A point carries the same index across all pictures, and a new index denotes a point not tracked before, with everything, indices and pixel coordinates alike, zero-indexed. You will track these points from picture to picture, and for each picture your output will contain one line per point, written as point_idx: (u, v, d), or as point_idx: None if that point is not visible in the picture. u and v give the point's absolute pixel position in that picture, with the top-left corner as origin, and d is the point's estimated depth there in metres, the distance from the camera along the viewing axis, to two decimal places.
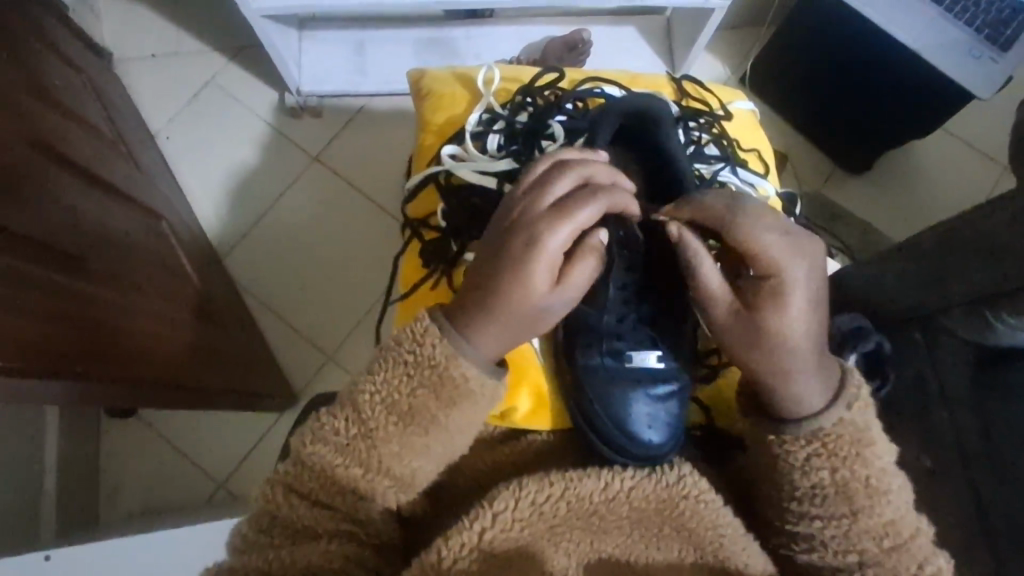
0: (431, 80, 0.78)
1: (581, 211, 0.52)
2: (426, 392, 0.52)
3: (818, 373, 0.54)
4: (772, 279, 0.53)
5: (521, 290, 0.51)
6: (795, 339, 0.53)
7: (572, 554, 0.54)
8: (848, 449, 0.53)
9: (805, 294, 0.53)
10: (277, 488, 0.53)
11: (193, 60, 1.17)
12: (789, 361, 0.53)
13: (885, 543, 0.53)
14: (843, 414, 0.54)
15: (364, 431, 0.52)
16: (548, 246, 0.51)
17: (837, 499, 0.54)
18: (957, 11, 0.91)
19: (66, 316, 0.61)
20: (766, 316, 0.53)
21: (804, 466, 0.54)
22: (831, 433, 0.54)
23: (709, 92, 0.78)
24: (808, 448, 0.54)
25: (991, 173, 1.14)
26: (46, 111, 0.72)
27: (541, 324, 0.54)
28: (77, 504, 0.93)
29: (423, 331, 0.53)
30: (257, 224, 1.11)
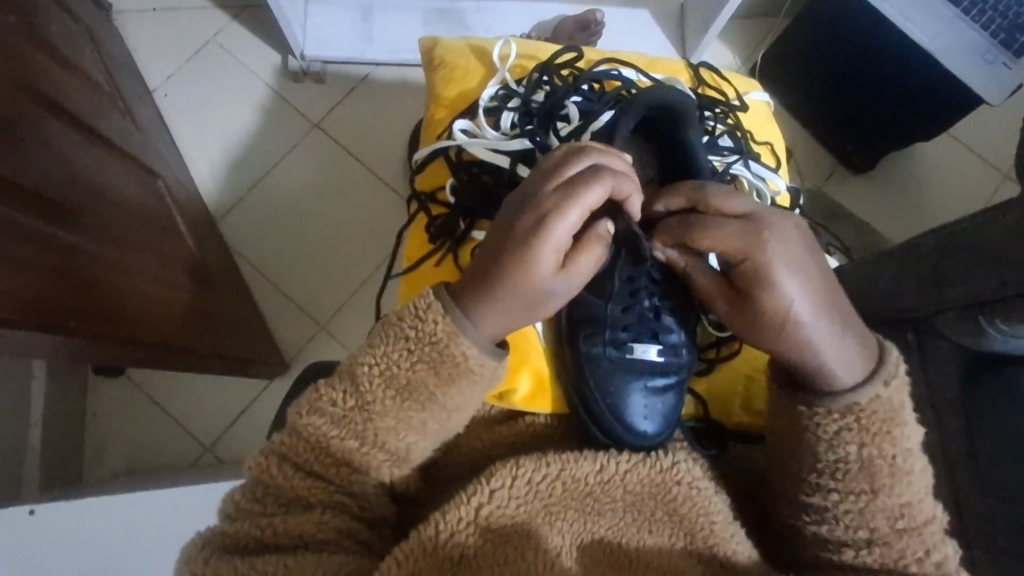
0: (444, 50, 0.76)
1: (592, 196, 0.51)
2: (424, 367, 0.52)
3: (838, 347, 0.53)
4: (749, 267, 0.53)
5: (524, 271, 0.51)
6: (793, 321, 0.52)
7: (566, 533, 0.54)
8: (878, 426, 0.53)
9: (793, 275, 0.52)
10: (270, 457, 0.52)
11: (195, 18, 1.14)
12: (795, 342, 0.53)
13: (898, 524, 0.53)
14: (879, 392, 0.54)
15: (361, 404, 0.52)
16: (556, 229, 0.50)
17: (859, 475, 0.54)
18: (974, 14, 0.89)
19: (56, 269, 0.60)
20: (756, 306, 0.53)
21: (832, 440, 0.54)
22: (865, 409, 0.54)
23: (727, 82, 0.77)
24: (839, 423, 0.54)
25: (992, 179, 1.14)
26: (43, 59, 0.70)
27: (541, 307, 0.54)
28: (61, 461, 0.92)
29: (426, 307, 0.52)
30: (254, 188, 1.09)
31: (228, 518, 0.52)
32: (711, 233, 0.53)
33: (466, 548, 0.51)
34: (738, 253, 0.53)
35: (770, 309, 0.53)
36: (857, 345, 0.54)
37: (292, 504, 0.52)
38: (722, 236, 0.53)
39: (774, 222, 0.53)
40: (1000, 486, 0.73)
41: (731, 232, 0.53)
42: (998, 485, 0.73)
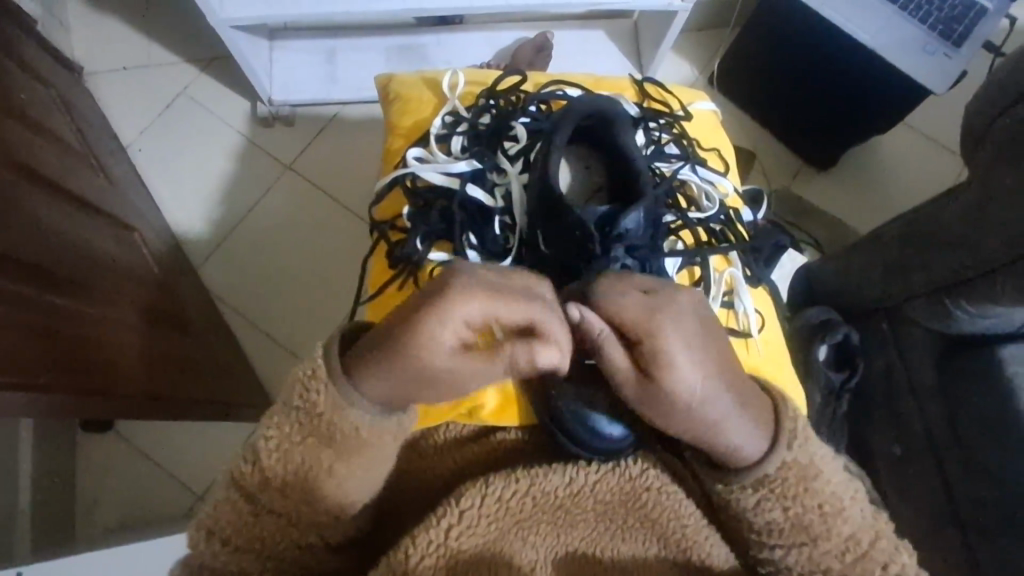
0: (398, 84, 0.79)
1: (512, 300, 0.47)
2: (315, 440, 0.51)
3: (751, 420, 0.52)
4: (648, 339, 0.48)
5: (414, 351, 0.46)
6: (706, 398, 0.49)
7: (539, 547, 0.55)
8: (797, 486, 0.53)
9: (695, 345, 0.49)
10: (248, 496, 0.52)
11: (165, 72, 1.17)
12: (714, 420, 0.50)
13: (848, 558, 0.53)
14: (785, 456, 0.53)
15: (266, 481, 0.52)
16: (452, 318, 0.46)
17: (794, 530, 0.54)
18: (911, 10, 0.94)
19: (36, 328, 0.61)
20: (668, 392, 0.49)
21: (757, 510, 0.55)
22: (775, 478, 0.53)
23: (671, 93, 0.80)
24: (758, 495, 0.54)
25: (952, 164, 1.17)
26: (14, 126, 0.72)
27: (433, 389, 0.49)
28: (53, 521, 0.92)
29: (312, 375, 0.50)
30: (231, 232, 1.11)
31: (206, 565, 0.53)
32: (617, 309, 0.48)
33: (433, 572, 0.52)
34: (635, 327, 0.48)
35: (679, 394, 0.49)
36: (765, 411, 0.53)
37: (264, 539, 0.53)
38: (622, 304, 0.49)
39: (670, 299, 0.49)
40: (980, 469, 0.73)
41: (622, 301, 0.49)
42: (980, 468, 0.73)
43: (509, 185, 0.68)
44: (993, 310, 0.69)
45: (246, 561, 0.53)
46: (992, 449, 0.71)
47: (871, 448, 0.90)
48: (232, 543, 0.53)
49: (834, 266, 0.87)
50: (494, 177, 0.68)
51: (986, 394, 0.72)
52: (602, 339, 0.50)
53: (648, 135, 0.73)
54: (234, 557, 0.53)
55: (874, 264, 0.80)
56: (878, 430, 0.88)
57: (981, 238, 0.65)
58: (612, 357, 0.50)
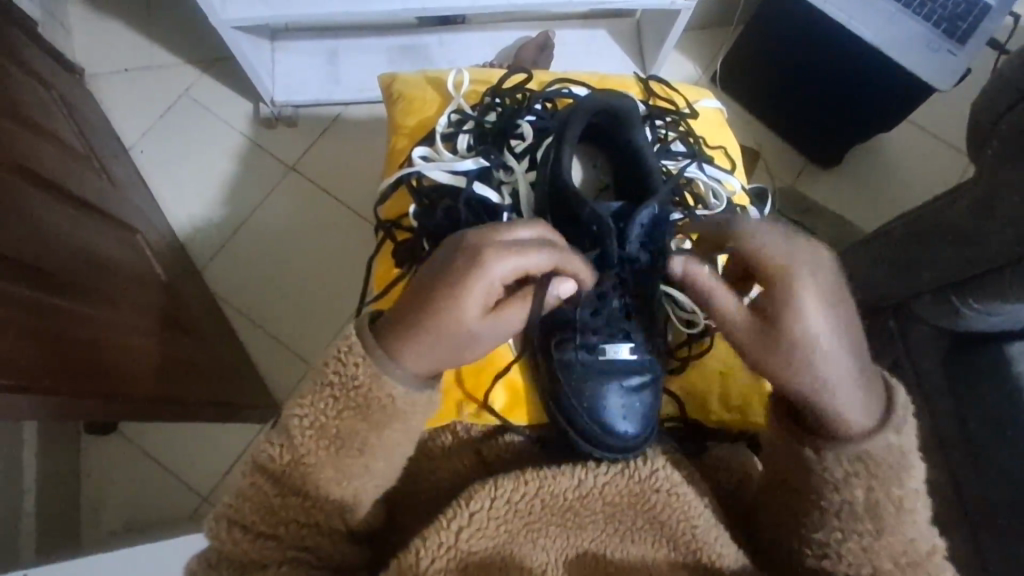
0: (401, 84, 0.79)
1: (538, 253, 0.52)
2: (352, 413, 0.52)
3: (861, 383, 0.51)
4: (774, 282, 0.50)
5: (452, 313, 0.51)
6: (822, 347, 0.50)
7: (549, 550, 0.55)
8: (886, 471, 0.51)
9: (816, 300, 0.50)
10: (254, 495, 0.52)
11: (167, 74, 1.17)
12: (812, 376, 0.50)
13: (903, 560, 0.51)
14: (892, 441, 0.51)
15: (296, 458, 0.52)
16: (489, 278, 0.50)
17: (864, 514, 0.52)
18: (915, 7, 0.94)
19: (40, 329, 0.60)
20: (787, 330, 0.50)
21: (838, 481, 0.52)
22: (874, 455, 0.51)
23: (677, 92, 0.80)
24: (848, 468, 0.52)
25: (956, 162, 1.17)
26: (16, 127, 0.72)
27: (468, 351, 0.54)
28: (57, 524, 0.91)
29: (348, 351, 0.52)
30: (234, 234, 1.10)
31: (224, 556, 0.52)
32: (749, 246, 0.51)
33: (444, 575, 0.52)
34: (768, 265, 0.51)
35: (803, 333, 0.50)
36: (877, 389, 0.52)
37: (292, 523, 0.53)
38: (779, 250, 0.51)
39: (815, 257, 0.51)
40: (990, 467, 0.72)
41: (768, 241, 0.51)
42: (990, 466, 0.72)
43: (516, 183, 0.68)
44: (1001, 307, 0.68)
45: (267, 550, 0.52)
46: (1003, 448, 0.71)
47: None
48: (255, 530, 0.53)
49: (840, 264, 0.87)
50: (500, 175, 0.68)
51: (996, 392, 0.72)
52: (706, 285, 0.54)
53: (654, 133, 0.73)
54: (256, 545, 0.52)
55: (880, 262, 0.80)
56: None
57: (989, 234, 0.65)
58: (719, 301, 0.54)
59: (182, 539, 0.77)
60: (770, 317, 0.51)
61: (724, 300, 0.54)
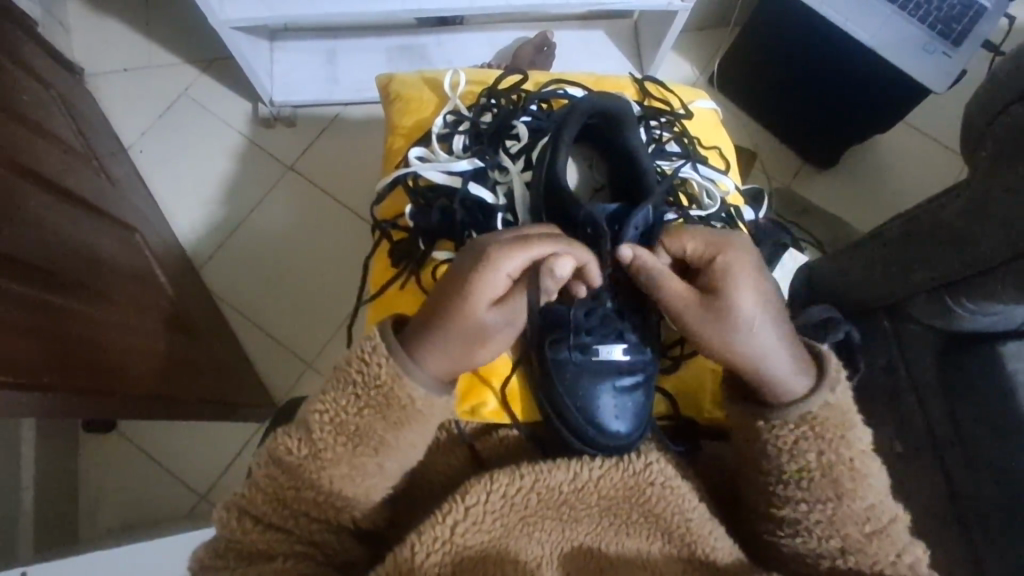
0: (398, 84, 0.79)
1: (543, 246, 0.54)
2: (372, 412, 0.53)
3: (792, 349, 0.57)
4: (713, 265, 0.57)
5: (461, 305, 0.53)
6: (758, 313, 0.56)
7: (545, 542, 0.57)
8: (833, 431, 0.56)
9: (752, 278, 0.57)
10: (264, 486, 0.54)
11: (166, 74, 1.17)
12: (757, 349, 0.55)
13: (867, 528, 0.55)
14: (829, 398, 0.56)
15: (313, 452, 0.53)
16: (496, 268, 0.53)
17: (824, 482, 0.56)
18: (911, 9, 0.94)
19: (39, 327, 0.61)
20: (729, 299, 0.56)
21: (791, 449, 0.56)
22: (818, 416, 0.56)
23: (671, 92, 0.80)
24: (797, 432, 0.56)
25: (952, 164, 1.17)
26: (15, 127, 0.72)
27: (477, 350, 0.55)
28: (56, 522, 0.92)
29: (370, 351, 0.53)
30: (233, 233, 1.11)
31: (232, 544, 0.54)
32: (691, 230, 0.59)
33: (439, 570, 0.53)
34: (710, 244, 0.58)
35: (745, 302, 0.56)
36: (805, 356, 0.58)
37: (302, 517, 0.55)
38: (714, 236, 0.58)
39: (744, 241, 0.59)
40: (982, 466, 0.73)
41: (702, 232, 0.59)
42: (982, 465, 0.73)
43: (510, 183, 0.68)
44: (994, 308, 0.69)
45: (276, 541, 0.54)
46: (995, 446, 0.71)
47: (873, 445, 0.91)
48: (264, 520, 0.54)
49: (836, 264, 0.87)
50: (495, 175, 0.69)
51: (988, 391, 0.72)
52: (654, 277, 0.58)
53: (649, 133, 0.73)
54: (264, 536, 0.54)
55: (874, 263, 0.80)
56: (880, 428, 0.88)
57: (981, 236, 0.66)
58: (665, 292, 0.58)
59: (181, 537, 0.77)
60: (716, 297, 0.57)
61: (672, 280, 0.58)
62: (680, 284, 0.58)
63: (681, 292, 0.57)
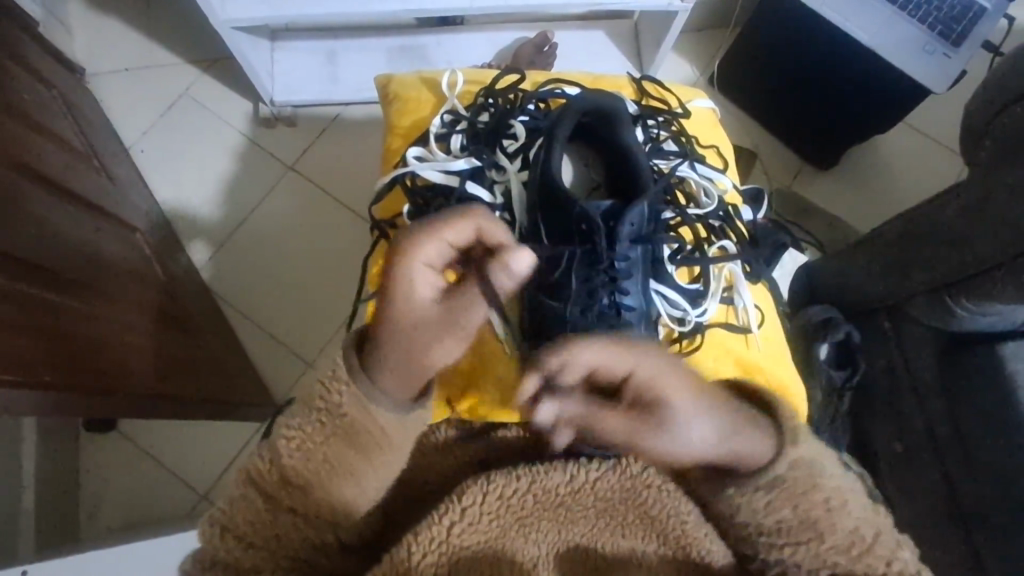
0: (398, 85, 0.80)
1: (457, 228, 0.50)
2: (338, 438, 0.53)
3: (745, 437, 0.51)
4: (631, 381, 0.47)
5: (388, 313, 0.49)
6: (706, 433, 0.48)
7: (541, 543, 0.57)
8: (819, 482, 0.54)
9: (674, 397, 0.46)
10: (242, 507, 0.53)
11: (167, 74, 1.17)
12: (712, 446, 0.49)
13: (854, 552, 0.52)
14: (815, 449, 0.55)
15: (284, 479, 0.53)
16: (407, 262, 0.48)
17: None
18: (910, 10, 0.94)
19: (38, 327, 0.61)
20: (674, 439, 0.47)
21: (762, 512, 0.53)
22: (796, 475, 0.54)
23: (670, 92, 0.80)
24: (765, 496, 0.52)
25: (953, 166, 1.17)
26: (17, 127, 0.72)
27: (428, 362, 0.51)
28: (57, 522, 0.92)
29: (333, 377, 0.52)
30: (233, 233, 1.11)
31: (217, 561, 0.53)
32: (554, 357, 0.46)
33: (435, 569, 0.53)
34: (605, 369, 0.46)
35: (690, 433, 0.47)
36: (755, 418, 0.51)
37: (277, 537, 0.54)
38: (614, 360, 0.46)
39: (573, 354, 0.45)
40: (983, 467, 0.73)
41: (600, 354, 0.46)
42: (982, 465, 0.73)
43: (508, 182, 0.69)
44: (993, 308, 0.69)
45: (257, 560, 0.53)
46: (995, 446, 0.71)
47: (873, 445, 0.90)
48: (247, 540, 0.53)
49: (836, 265, 0.87)
50: (493, 174, 0.69)
51: (988, 392, 0.72)
52: (586, 418, 0.47)
53: (646, 132, 0.73)
54: (248, 554, 0.53)
55: (874, 263, 0.80)
56: (881, 428, 0.88)
57: (980, 237, 0.66)
58: (601, 429, 0.47)
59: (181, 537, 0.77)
60: (658, 425, 0.47)
61: (614, 431, 0.47)
62: (625, 431, 0.47)
63: (627, 441, 0.47)
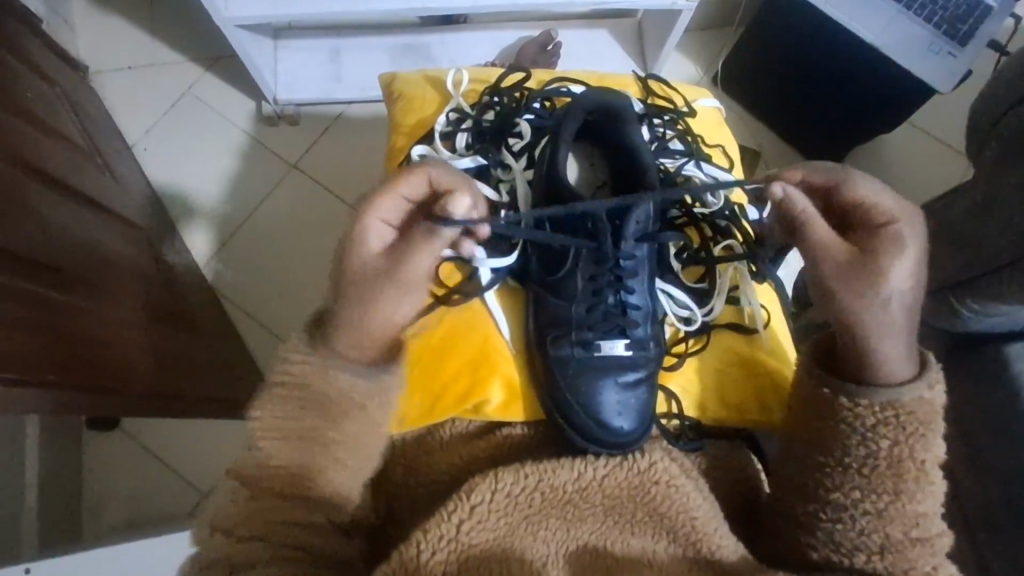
0: (402, 83, 0.80)
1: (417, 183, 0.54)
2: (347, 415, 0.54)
3: (908, 339, 0.54)
4: (883, 229, 0.53)
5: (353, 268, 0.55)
6: (895, 295, 0.53)
7: (549, 542, 0.56)
8: (916, 425, 0.53)
9: (909, 253, 0.53)
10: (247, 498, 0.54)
11: (171, 72, 1.17)
12: (886, 316, 0.53)
13: (913, 532, 0.53)
14: (924, 393, 0.54)
15: (288, 466, 0.53)
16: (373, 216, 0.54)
17: (886, 472, 0.53)
18: (916, 8, 0.94)
19: (42, 324, 0.61)
20: (879, 270, 0.53)
21: (867, 431, 0.54)
22: (907, 407, 0.54)
23: (674, 90, 0.80)
24: (879, 416, 0.54)
25: (958, 164, 1.17)
26: (21, 125, 0.72)
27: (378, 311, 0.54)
28: (60, 520, 0.92)
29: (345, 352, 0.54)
30: (237, 231, 1.11)
31: None
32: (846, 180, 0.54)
33: (444, 567, 0.53)
34: (881, 210, 0.54)
35: (892, 282, 0.53)
36: (915, 355, 0.55)
37: None
38: (880, 198, 0.54)
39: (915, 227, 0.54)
40: (990, 467, 0.72)
41: (880, 194, 0.54)
42: (988, 465, 0.72)
43: (513, 181, 0.69)
44: (997, 309, 0.68)
45: None
46: (1001, 445, 0.71)
47: None
48: None
49: None
50: (498, 173, 0.69)
51: (995, 390, 0.72)
52: (807, 219, 0.54)
53: (651, 131, 0.73)
54: None
55: None
56: None
57: (986, 237, 0.65)
58: (819, 232, 0.54)
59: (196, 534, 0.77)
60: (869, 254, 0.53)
61: (825, 232, 0.54)
62: (835, 238, 0.54)
63: (830, 245, 0.54)
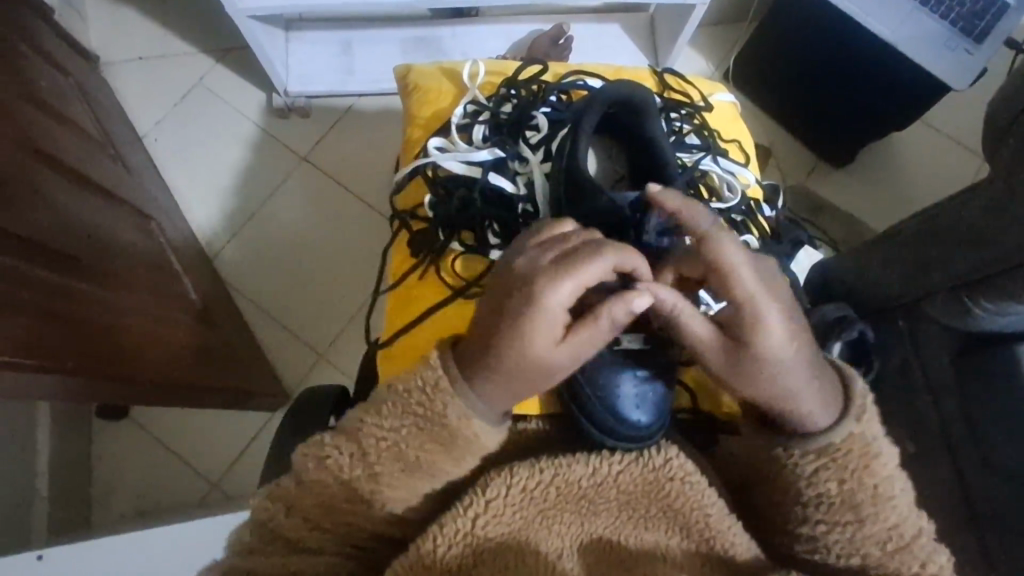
0: (417, 75, 0.79)
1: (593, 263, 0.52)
2: (417, 430, 0.54)
3: (814, 386, 0.54)
4: (741, 306, 0.52)
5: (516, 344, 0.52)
6: (784, 364, 0.53)
7: (564, 535, 0.57)
8: (855, 461, 0.55)
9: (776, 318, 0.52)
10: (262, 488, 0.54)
11: (183, 63, 1.17)
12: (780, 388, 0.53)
13: (888, 546, 0.53)
14: (852, 429, 0.55)
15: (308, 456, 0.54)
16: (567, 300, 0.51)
17: (841, 508, 0.55)
18: (933, 3, 0.92)
19: (57, 313, 0.61)
20: (747, 349, 0.53)
21: (809, 477, 0.56)
22: (839, 450, 0.55)
23: (690, 84, 0.80)
24: (816, 462, 0.55)
25: (971, 164, 1.16)
26: (35, 115, 0.72)
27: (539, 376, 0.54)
28: (71, 509, 0.92)
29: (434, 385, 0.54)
30: (248, 222, 1.11)
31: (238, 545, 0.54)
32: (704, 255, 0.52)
33: (460, 560, 0.53)
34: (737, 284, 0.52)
35: (765, 352, 0.53)
36: (836, 391, 0.56)
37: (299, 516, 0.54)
38: (737, 270, 0.52)
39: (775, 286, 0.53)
40: (999, 467, 0.72)
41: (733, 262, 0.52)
42: (997, 466, 0.72)
43: (531, 174, 0.69)
44: (1012, 308, 0.68)
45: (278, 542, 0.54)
46: (1011, 446, 0.71)
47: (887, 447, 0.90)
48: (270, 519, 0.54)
49: (852, 262, 0.86)
50: (515, 165, 0.69)
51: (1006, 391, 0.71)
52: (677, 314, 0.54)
53: (668, 125, 0.73)
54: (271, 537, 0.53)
55: (892, 262, 0.80)
56: (893, 429, 0.88)
57: (1001, 235, 0.65)
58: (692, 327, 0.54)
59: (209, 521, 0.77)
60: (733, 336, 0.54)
61: (696, 324, 0.54)
62: (704, 328, 0.54)
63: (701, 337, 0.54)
